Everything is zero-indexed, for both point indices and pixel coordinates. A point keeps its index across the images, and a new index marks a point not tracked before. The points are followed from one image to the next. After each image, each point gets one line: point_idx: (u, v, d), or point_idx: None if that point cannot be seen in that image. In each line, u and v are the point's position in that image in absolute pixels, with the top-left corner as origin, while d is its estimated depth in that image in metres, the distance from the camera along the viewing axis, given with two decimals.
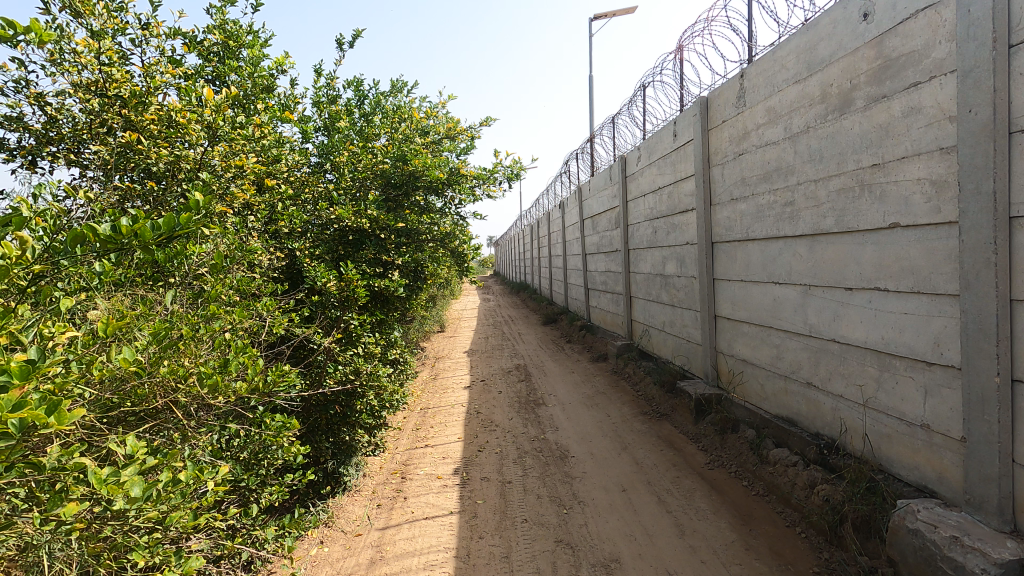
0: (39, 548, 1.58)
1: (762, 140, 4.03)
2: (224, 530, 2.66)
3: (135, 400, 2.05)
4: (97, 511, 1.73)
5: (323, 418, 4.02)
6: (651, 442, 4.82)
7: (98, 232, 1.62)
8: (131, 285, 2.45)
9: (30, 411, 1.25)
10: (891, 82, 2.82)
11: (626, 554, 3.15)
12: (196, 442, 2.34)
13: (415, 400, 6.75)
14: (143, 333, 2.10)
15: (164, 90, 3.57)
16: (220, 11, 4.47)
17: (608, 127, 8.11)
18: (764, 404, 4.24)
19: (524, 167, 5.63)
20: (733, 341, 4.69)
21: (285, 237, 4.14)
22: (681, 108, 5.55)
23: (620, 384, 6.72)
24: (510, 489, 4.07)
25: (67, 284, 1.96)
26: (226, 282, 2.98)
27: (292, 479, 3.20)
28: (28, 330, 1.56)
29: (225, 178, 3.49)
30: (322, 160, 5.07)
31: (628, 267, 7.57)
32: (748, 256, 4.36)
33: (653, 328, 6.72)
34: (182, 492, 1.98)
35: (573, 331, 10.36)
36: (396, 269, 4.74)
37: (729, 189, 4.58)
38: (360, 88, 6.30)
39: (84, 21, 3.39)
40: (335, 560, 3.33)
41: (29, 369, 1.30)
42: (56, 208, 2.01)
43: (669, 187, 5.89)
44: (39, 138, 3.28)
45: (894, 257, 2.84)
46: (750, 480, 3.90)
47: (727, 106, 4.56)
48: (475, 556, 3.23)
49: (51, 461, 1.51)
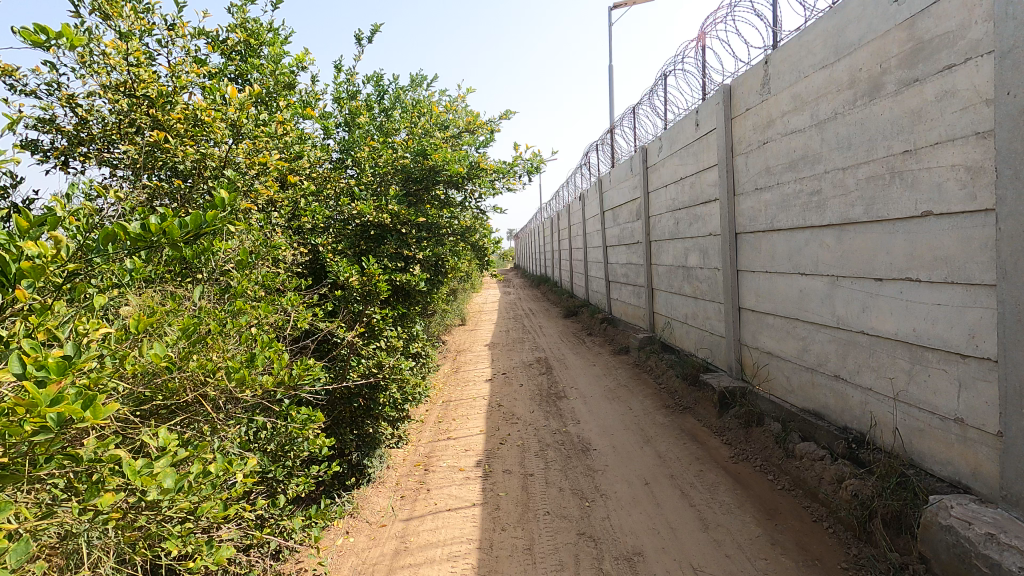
0: (79, 536, 1.63)
1: (787, 128, 3.93)
2: (254, 521, 2.71)
3: (166, 394, 2.10)
4: (133, 502, 1.76)
5: (348, 410, 4.09)
6: (675, 436, 4.78)
7: (128, 230, 1.65)
8: (162, 282, 2.51)
9: (68, 406, 1.27)
10: (923, 64, 2.73)
11: (650, 548, 3.14)
12: (226, 434, 2.41)
13: (437, 393, 6.79)
14: (172, 329, 2.16)
15: (189, 89, 3.65)
16: (241, 10, 4.53)
17: (629, 117, 7.99)
18: (790, 397, 4.17)
19: (544, 160, 5.61)
20: (758, 333, 4.61)
21: (309, 232, 4.22)
22: (703, 96, 5.45)
23: (642, 377, 6.68)
24: (532, 482, 4.08)
25: (100, 281, 2.01)
26: (253, 278, 3.07)
27: (318, 470, 3.25)
28: (63, 327, 1.61)
29: (249, 176, 3.54)
30: (344, 156, 5.14)
31: (649, 258, 7.50)
32: (773, 247, 4.28)
33: (675, 321, 6.65)
34: (213, 482, 2.01)
35: (594, 324, 10.31)
36: (417, 263, 4.78)
37: (753, 178, 4.49)
38: (380, 83, 6.36)
39: (112, 24, 3.47)
40: (360, 550, 3.39)
41: (66, 364, 1.33)
42: (89, 208, 2.06)
43: (691, 177, 5.80)
44: (70, 139, 3.39)
45: (926, 246, 2.76)
46: (775, 474, 3.85)
47: (751, 94, 4.47)
48: (498, 548, 3.25)
49: (88, 453, 1.56)
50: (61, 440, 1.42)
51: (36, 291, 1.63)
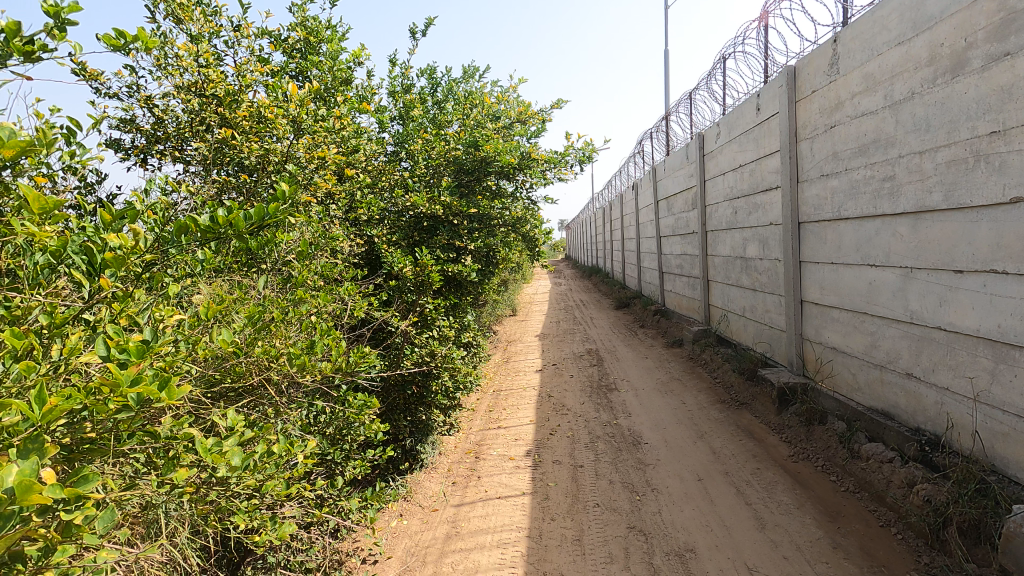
0: (157, 506, 1.77)
1: (857, 110, 3.71)
2: (314, 500, 2.83)
3: (234, 377, 2.22)
4: (204, 477, 1.88)
5: (402, 397, 4.20)
6: (730, 432, 4.65)
7: (199, 222, 1.75)
8: (230, 272, 2.65)
9: (146, 387, 1.35)
10: (1015, 37, 2.50)
11: (702, 545, 3.08)
12: (288, 416, 2.53)
13: (489, 382, 6.87)
14: (239, 316, 2.28)
15: (254, 88, 3.82)
16: (301, 9, 4.69)
17: (685, 103, 7.74)
18: (856, 395, 3.96)
19: (597, 149, 5.53)
20: (822, 328, 4.40)
21: (365, 224, 4.35)
22: (765, 79, 5.21)
23: (696, 371, 6.52)
24: (582, 473, 4.07)
25: (176, 271, 2.15)
26: (313, 268, 3.20)
27: (374, 454, 3.37)
28: (143, 312, 1.72)
29: (309, 169, 3.67)
30: (398, 149, 5.25)
31: (705, 249, 7.27)
32: (840, 237, 4.05)
33: (732, 314, 6.44)
34: (277, 462, 2.12)
35: (647, 316, 10.12)
36: (469, 254, 4.83)
37: (818, 165, 4.27)
38: (433, 76, 6.44)
39: (185, 27, 3.68)
40: (413, 532, 3.49)
41: (144, 348, 1.42)
42: (164, 202, 2.20)
43: (750, 164, 5.57)
44: (149, 137, 3.63)
45: (1015, 236, 2.54)
46: (839, 475, 3.67)
47: (817, 75, 4.23)
48: (547, 537, 3.27)
49: (164, 430, 1.67)
50: (141, 418, 1.52)
51: (120, 280, 1.75)
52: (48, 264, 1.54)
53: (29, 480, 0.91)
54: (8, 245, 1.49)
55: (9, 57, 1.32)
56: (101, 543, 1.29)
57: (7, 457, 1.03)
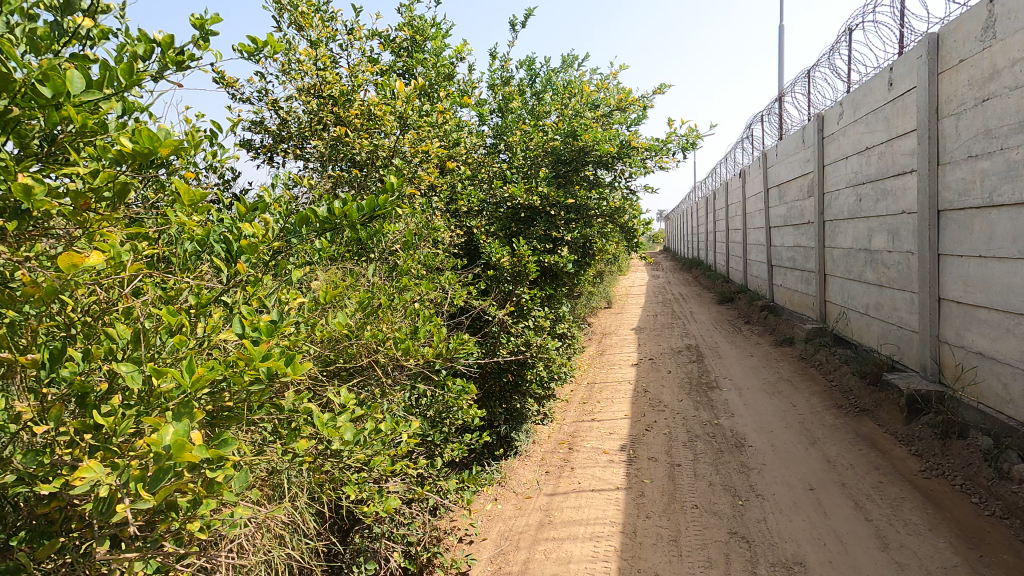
0: (281, 472, 1.95)
1: (1019, 79, 3.21)
2: (416, 478, 2.98)
3: (346, 357, 2.38)
4: (321, 449, 2.04)
5: (498, 385, 4.30)
6: (847, 440, 4.26)
7: (318, 214, 1.89)
8: (343, 261, 2.85)
9: (274, 362, 1.48)
10: None
11: (813, 559, 2.86)
12: (393, 398, 2.68)
13: (583, 374, 6.83)
14: (351, 301, 2.44)
15: (365, 87, 4.05)
16: (408, 9, 4.89)
17: (802, 82, 7.14)
18: (1007, 407, 3.46)
19: (701, 135, 5.26)
20: (964, 330, 3.89)
21: (465, 215, 4.47)
22: (900, 50, 4.65)
23: (809, 372, 6.04)
24: (679, 472, 3.93)
25: (297, 259, 2.34)
26: (416, 258, 3.34)
27: (471, 438, 3.48)
28: (271, 295, 1.90)
29: (414, 163, 3.83)
30: (497, 141, 5.34)
31: (822, 240, 6.69)
32: (990, 226, 3.55)
33: (853, 312, 5.88)
34: (383, 440, 2.25)
35: (753, 312, 9.53)
36: (565, 245, 4.82)
37: (965, 144, 3.76)
38: (532, 67, 6.46)
39: (306, 34, 3.97)
40: (507, 517, 3.57)
41: (272, 327, 1.55)
42: (288, 196, 2.40)
43: (880, 147, 5.03)
44: (274, 137, 3.97)
45: None
46: (982, 497, 3.24)
47: (967, 42, 3.71)
48: (641, 535, 3.20)
49: (288, 404, 1.83)
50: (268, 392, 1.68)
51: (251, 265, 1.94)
52: (194, 251, 1.75)
53: (184, 439, 1.04)
54: (164, 235, 1.70)
55: (165, 68, 1.49)
56: (237, 501, 1.42)
57: (163, 418, 1.17)
